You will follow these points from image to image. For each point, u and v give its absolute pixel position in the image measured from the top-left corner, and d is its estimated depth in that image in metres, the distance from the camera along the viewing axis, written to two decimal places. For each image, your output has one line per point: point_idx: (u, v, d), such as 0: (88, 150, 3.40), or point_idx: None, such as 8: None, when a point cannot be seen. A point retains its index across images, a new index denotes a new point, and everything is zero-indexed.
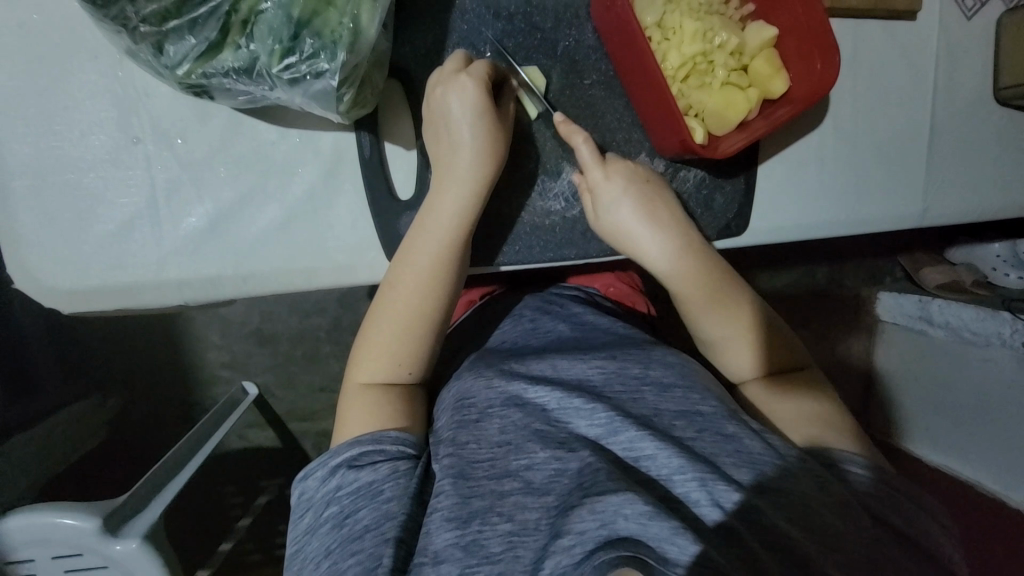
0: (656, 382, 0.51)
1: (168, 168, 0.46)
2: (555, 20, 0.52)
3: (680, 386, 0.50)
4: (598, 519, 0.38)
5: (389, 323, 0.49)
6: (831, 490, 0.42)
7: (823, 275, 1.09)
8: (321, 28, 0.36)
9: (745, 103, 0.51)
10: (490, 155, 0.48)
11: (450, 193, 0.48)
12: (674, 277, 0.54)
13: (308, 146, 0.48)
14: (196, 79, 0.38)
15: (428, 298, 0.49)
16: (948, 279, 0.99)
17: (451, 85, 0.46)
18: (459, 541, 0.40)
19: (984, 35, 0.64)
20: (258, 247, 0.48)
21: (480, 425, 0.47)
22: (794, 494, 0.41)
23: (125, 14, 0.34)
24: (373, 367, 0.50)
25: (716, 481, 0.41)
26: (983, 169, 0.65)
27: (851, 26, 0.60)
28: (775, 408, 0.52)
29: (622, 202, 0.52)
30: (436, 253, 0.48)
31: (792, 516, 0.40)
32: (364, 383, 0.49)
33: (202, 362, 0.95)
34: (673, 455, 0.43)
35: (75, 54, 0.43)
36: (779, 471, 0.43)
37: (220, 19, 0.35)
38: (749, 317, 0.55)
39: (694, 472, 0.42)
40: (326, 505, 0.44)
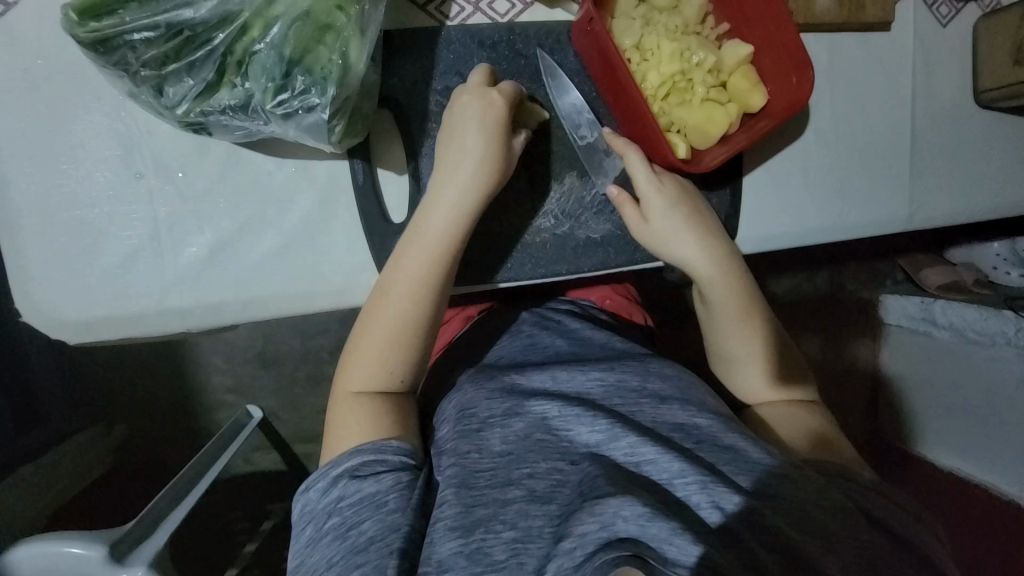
0: (653, 395, 0.52)
1: (170, 202, 0.47)
2: (538, 45, 0.54)
3: (677, 399, 0.51)
4: (599, 521, 0.38)
5: (379, 329, 0.49)
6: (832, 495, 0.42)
7: (825, 283, 1.10)
8: (311, 65, 0.38)
9: (726, 117, 0.53)
10: (490, 172, 0.49)
11: (451, 208, 0.49)
12: (717, 285, 0.55)
13: (304, 175, 0.50)
14: (194, 117, 0.40)
15: (416, 309, 0.49)
16: (951, 279, 0.99)
17: (474, 97, 0.48)
18: (462, 550, 0.40)
19: (958, 42, 0.66)
20: (258, 273, 0.49)
21: (482, 434, 0.47)
22: (799, 499, 0.41)
23: (127, 60, 0.37)
24: (364, 374, 0.50)
25: (716, 483, 0.42)
26: (968, 172, 0.67)
27: (827, 39, 0.62)
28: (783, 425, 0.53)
29: (670, 211, 0.53)
30: (431, 273, 0.49)
31: (795, 522, 0.40)
32: (357, 390, 0.50)
33: (206, 387, 0.96)
34: (673, 459, 0.44)
35: (84, 95, 0.45)
36: (775, 475, 0.43)
37: (216, 61, 0.37)
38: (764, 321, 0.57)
39: (696, 475, 0.42)
40: (328, 516, 0.44)
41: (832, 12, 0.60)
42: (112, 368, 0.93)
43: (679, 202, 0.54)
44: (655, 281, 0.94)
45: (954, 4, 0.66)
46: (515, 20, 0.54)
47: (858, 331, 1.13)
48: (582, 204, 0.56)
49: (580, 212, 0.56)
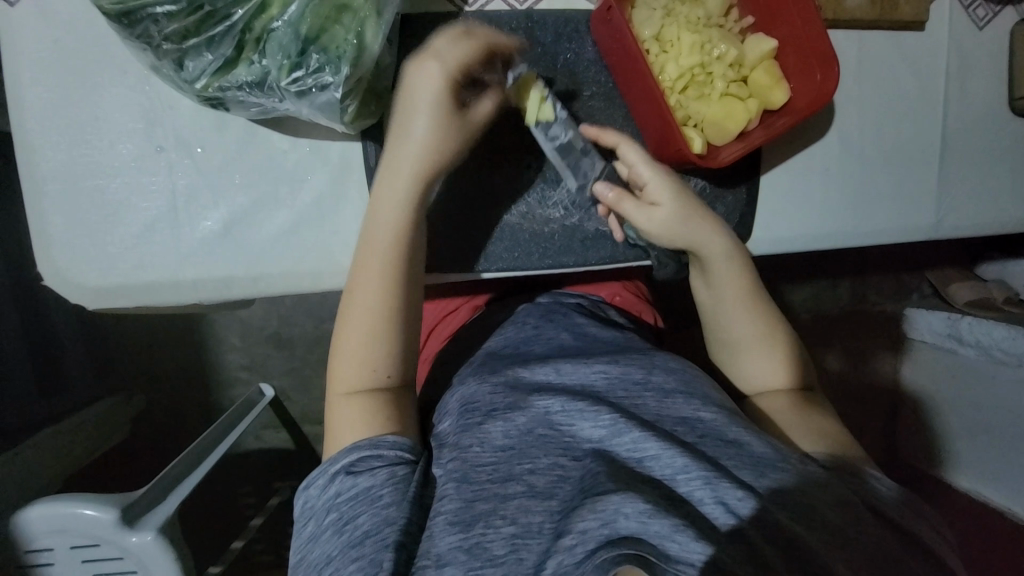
0: (656, 388, 0.51)
1: (188, 175, 0.49)
2: (556, 34, 0.54)
3: (682, 393, 0.51)
4: (600, 518, 0.38)
5: (355, 324, 0.50)
6: (837, 492, 0.42)
7: (837, 287, 1.08)
8: (326, 44, 0.39)
9: (745, 113, 0.52)
10: (436, 158, 0.48)
11: (395, 197, 0.49)
12: (725, 265, 0.55)
13: (318, 154, 0.50)
14: (213, 92, 0.41)
15: (381, 299, 0.49)
16: (977, 296, 0.95)
17: (416, 73, 0.47)
18: (462, 544, 0.41)
19: (997, 45, 0.63)
20: (268, 250, 0.50)
21: (483, 428, 0.47)
22: (804, 500, 0.41)
23: (149, 33, 0.37)
24: (348, 375, 0.50)
25: (720, 479, 0.41)
26: (1001, 180, 0.64)
27: (856, 37, 0.60)
28: (785, 414, 0.53)
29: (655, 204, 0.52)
30: (394, 262, 0.49)
31: (801, 518, 0.40)
32: (347, 392, 0.50)
33: (220, 363, 0.99)
34: (675, 455, 0.43)
35: (110, 69, 0.47)
36: (787, 478, 0.43)
37: (235, 37, 0.38)
38: (772, 319, 0.57)
39: (699, 471, 0.42)
40: (327, 512, 0.45)
41: (862, 8, 0.58)
42: (132, 338, 0.96)
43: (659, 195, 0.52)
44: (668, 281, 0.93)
45: (993, 6, 0.63)
46: (534, 8, 0.54)
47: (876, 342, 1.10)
48: (592, 197, 0.56)
49: (590, 204, 0.56)
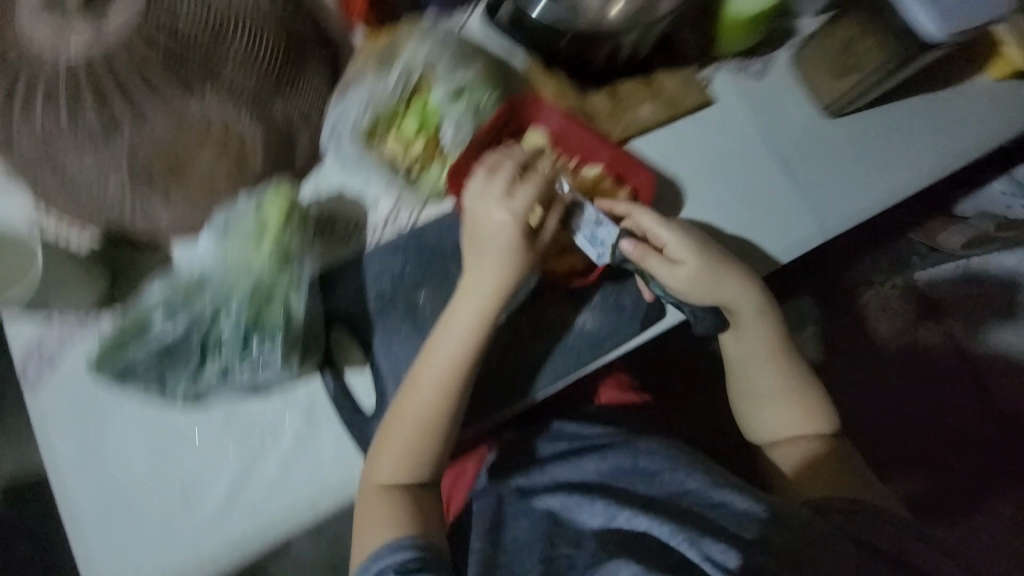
0: (645, 472, 0.61)
1: (191, 465, 0.58)
2: (438, 232, 0.66)
3: (668, 469, 0.60)
4: None
5: (401, 426, 0.57)
6: (811, 529, 0.50)
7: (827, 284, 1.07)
8: (263, 329, 0.52)
9: (604, 224, 0.64)
10: (493, 285, 0.58)
11: (454, 334, 0.58)
12: (737, 344, 0.66)
13: (287, 402, 0.60)
14: (193, 395, 0.53)
15: (426, 419, 0.57)
16: (969, 236, 0.99)
17: (495, 206, 0.57)
18: None
19: (785, 81, 0.77)
20: (268, 500, 0.57)
21: (506, 530, 0.62)
22: (782, 548, 0.49)
23: (138, 377, 0.51)
24: (387, 471, 0.57)
25: (705, 539, 0.51)
26: (852, 176, 0.75)
27: (666, 132, 0.73)
28: (795, 466, 0.65)
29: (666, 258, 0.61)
30: (449, 387, 0.57)
31: (784, 562, 0.48)
32: (379, 484, 0.57)
33: None
34: (663, 524, 0.53)
35: (115, 406, 0.59)
36: (762, 527, 0.51)
37: (199, 352, 0.52)
38: (794, 367, 0.67)
39: (683, 534, 0.52)
40: None
41: (656, 115, 0.72)
42: None
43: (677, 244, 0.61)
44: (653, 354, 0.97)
45: (762, 59, 0.77)
46: (415, 222, 0.66)
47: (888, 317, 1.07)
48: (517, 336, 0.65)
49: (518, 342, 0.64)
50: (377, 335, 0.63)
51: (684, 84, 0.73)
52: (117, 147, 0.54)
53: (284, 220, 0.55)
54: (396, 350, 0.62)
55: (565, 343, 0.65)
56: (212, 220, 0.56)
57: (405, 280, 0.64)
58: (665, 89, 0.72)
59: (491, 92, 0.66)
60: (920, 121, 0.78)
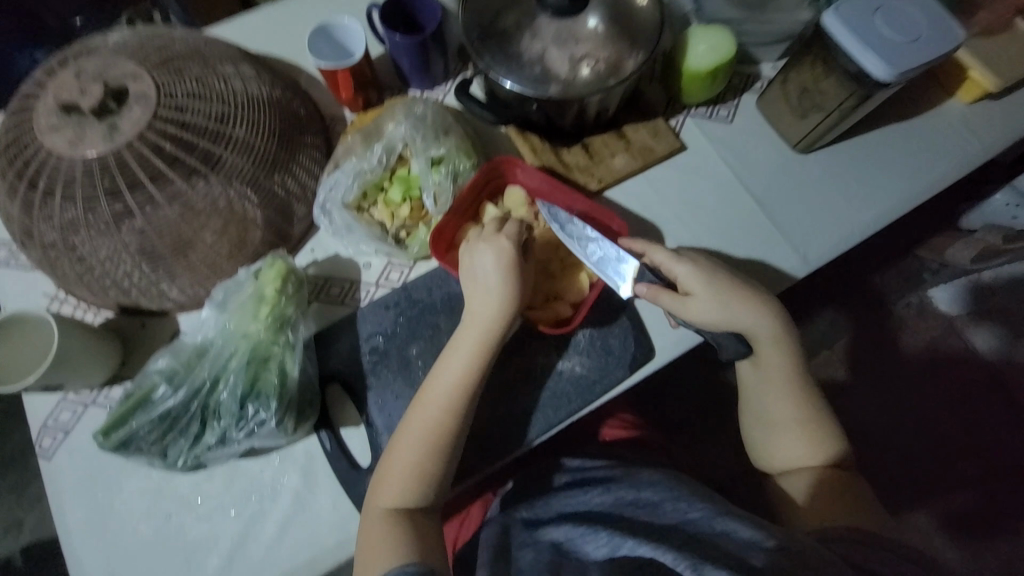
0: (647, 504, 0.54)
1: (193, 527, 0.59)
2: (427, 287, 0.69)
3: (669, 499, 0.53)
4: None
5: (408, 450, 0.57)
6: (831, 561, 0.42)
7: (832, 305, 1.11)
8: (257, 393, 0.55)
9: (583, 273, 0.67)
10: (491, 311, 0.60)
11: (455, 363, 0.59)
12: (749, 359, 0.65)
13: (285, 460, 0.62)
14: (192, 461, 0.55)
15: (429, 444, 0.56)
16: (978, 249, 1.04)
17: (490, 241, 0.61)
18: None
19: (754, 123, 0.81)
20: (266, 561, 0.58)
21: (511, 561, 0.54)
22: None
23: (140, 447, 0.53)
24: (391, 493, 0.56)
25: (706, 565, 0.42)
26: (828, 206, 0.77)
27: (642, 179, 0.77)
28: (806, 498, 0.60)
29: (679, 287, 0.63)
30: (451, 413, 0.57)
31: None
32: (387, 508, 0.55)
33: None
34: (665, 552, 0.44)
35: (122, 473, 0.61)
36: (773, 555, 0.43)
37: (198, 418, 0.54)
38: (814, 408, 0.64)
39: (685, 561, 0.42)
40: None
41: (629, 164, 0.76)
42: None
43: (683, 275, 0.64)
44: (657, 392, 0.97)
45: (730, 104, 0.82)
46: (406, 280, 0.70)
47: (904, 334, 1.10)
48: (507, 384, 0.66)
49: (510, 390, 0.66)
50: (371, 392, 0.64)
51: (653, 135, 0.78)
52: (126, 231, 0.59)
53: (279, 288, 0.59)
54: (390, 406, 0.64)
55: (555, 391, 0.66)
56: (214, 292, 0.60)
57: (397, 336, 0.67)
58: (635, 141, 0.77)
59: (469, 160, 0.70)
60: (892, 150, 0.80)
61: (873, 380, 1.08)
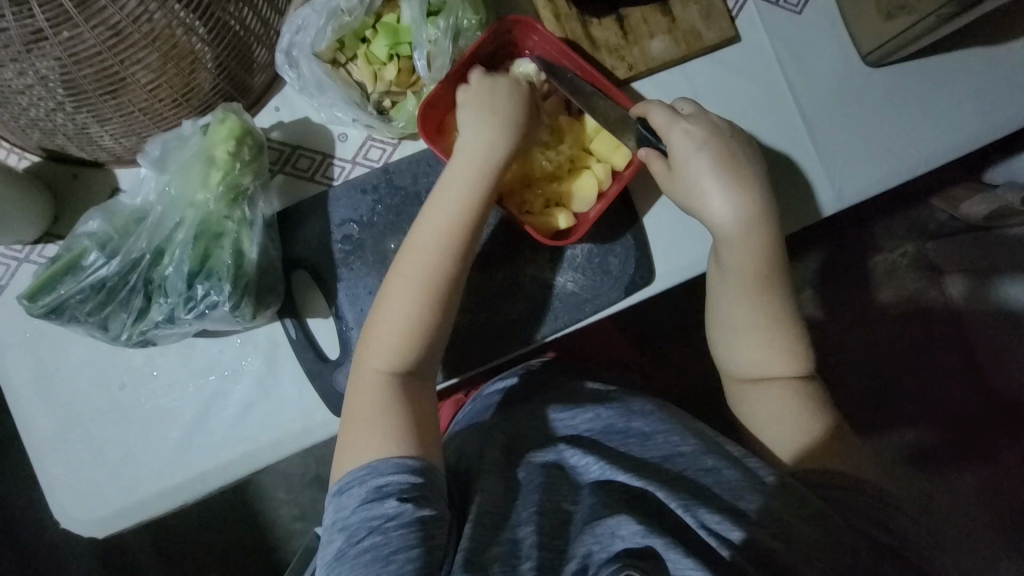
0: (639, 433, 0.56)
1: (150, 399, 0.57)
2: (412, 174, 0.60)
3: (662, 432, 0.55)
4: (600, 542, 0.46)
5: (397, 304, 0.51)
6: (813, 506, 0.45)
7: (841, 252, 0.93)
8: (209, 273, 0.48)
9: (593, 178, 0.58)
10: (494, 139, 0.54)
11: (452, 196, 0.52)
12: (734, 245, 0.57)
13: (248, 343, 0.58)
14: (136, 338, 0.49)
15: (425, 290, 0.51)
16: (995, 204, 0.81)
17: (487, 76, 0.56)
18: None
19: (825, 18, 0.67)
20: (230, 437, 0.57)
21: (505, 476, 0.54)
22: (784, 514, 0.45)
23: (75, 316, 0.47)
24: (381, 365, 0.51)
25: (698, 506, 0.47)
26: (885, 133, 0.66)
27: (679, 72, 0.64)
28: (774, 411, 0.55)
29: (698, 148, 0.56)
30: (447, 248, 0.51)
31: (784, 536, 0.44)
32: (381, 381, 0.50)
33: (275, 521, 1.05)
34: (658, 490, 0.49)
35: (68, 338, 0.57)
36: (763, 493, 0.47)
37: (140, 292, 0.48)
38: (785, 316, 0.57)
39: (680, 500, 0.47)
40: (365, 527, 0.43)
41: (668, 51, 0.63)
42: (193, 523, 1.04)
43: (706, 142, 0.56)
44: (647, 313, 0.93)
45: None
46: (388, 161, 0.60)
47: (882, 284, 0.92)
48: (493, 293, 0.61)
49: (492, 300, 0.61)
50: (341, 283, 0.59)
51: (704, 17, 0.63)
52: (40, 59, 0.45)
53: (232, 151, 0.49)
54: (362, 301, 0.58)
55: (540, 305, 0.61)
56: (151, 145, 0.50)
57: (374, 226, 0.59)
58: (681, 21, 0.63)
59: (476, 16, 0.56)
60: (976, 75, 0.67)
61: (875, 325, 0.92)
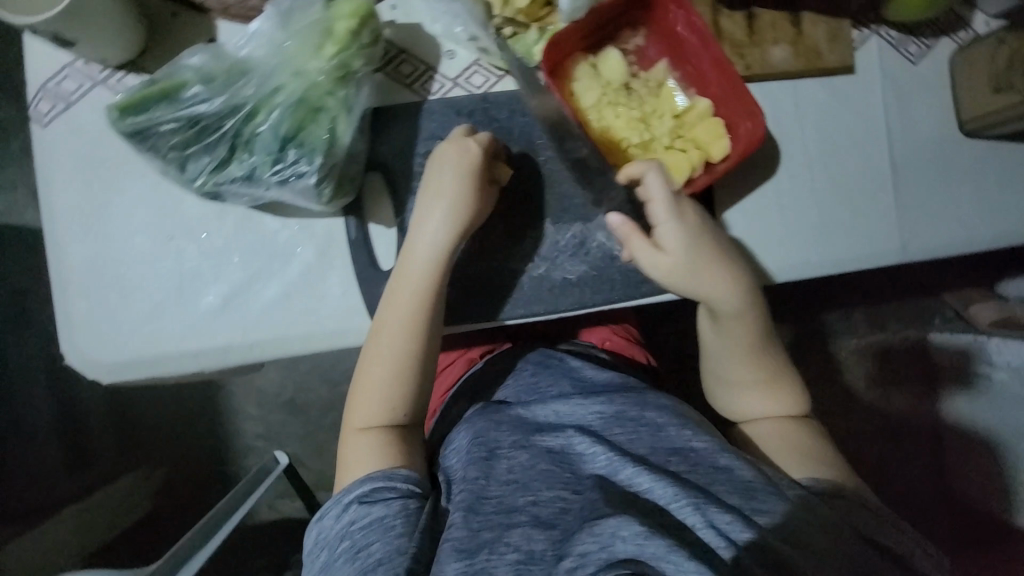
0: (651, 423, 0.55)
1: (193, 259, 0.55)
2: (510, 110, 0.59)
3: (675, 425, 0.54)
4: (598, 542, 0.43)
5: (382, 361, 0.54)
6: (818, 513, 0.46)
7: (833, 327, 1.07)
8: (303, 140, 0.46)
9: (687, 164, 0.57)
10: (466, 220, 0.54)
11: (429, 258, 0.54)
12: (722, 316, 0.58)
13: (304, 231, 0.56)
14: (209, 187, 0.48)
15: (407, 346, 0.54)
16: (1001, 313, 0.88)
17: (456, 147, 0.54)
18: (467, 569, 0.44)
19: (935, 77, 0.67)
20: (264, 318, 0.56)
21: (491, 462, 0.52)
22: (792, 530, 0.44)
23: (158, 147, 0.46)
24: (365, 410, 0.55)
25: (708, 503, 0.45)
26: (967, 201, 0.67)
27: (790, 86, 0.64)
28: (771, 446, 0.57)
29: (683, 235, 0.55)
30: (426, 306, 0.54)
31: (787, 538, 0.43)
32: (361, 426, 0.55)
33: (236, 432, 1.03)
34: (667, 485, 0.46)
35: (126, 176, 0.55)
36: (771, 514, 0.45)
37: (228, 142, 0.46)
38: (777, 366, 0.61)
39: (687, 497, 0.45)
40: (340, 539, 0.49)
41: (787, 62, 0.63)
42: (160, 410, 1.02)
43: (687, 234, 0.55)
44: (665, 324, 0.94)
45: (925, 42, 0.67)
46: (489, 90, 0.59)
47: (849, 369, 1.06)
48: (558, 248, 0.59)
49: (556, 255, 0.59)
50: (413, 197, 0.57)
51: (829, 40, 0.64)
52: None
53: (353, 30, 0.47)
54: None
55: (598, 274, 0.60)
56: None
57: None
58: (807, 37, 0.63)
59: None
60: None
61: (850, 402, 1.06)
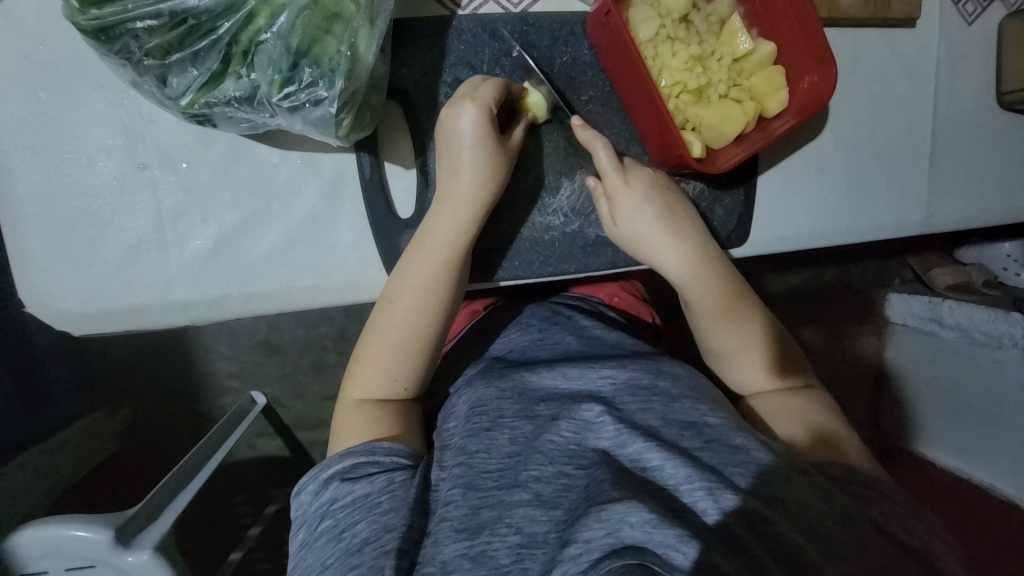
0: (664, 393, 0.46)
1: (174, 194, 0.47)
2: (551, 38, 0.51)
3: (689, 397, 0.46)
4: (605, 527, 0.34)
5: (389, 334, 0.48)
6: (836, 502, 0.39)
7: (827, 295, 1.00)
8: (319, 57, 0.37)
9: (743, 116, 0.51)
10: (491, 181, 0.47)
11: (453, 221, 0.47)
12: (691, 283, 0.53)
13: (309, 168, 0.48)
14: (199, 108, 0.40)
15: (419, 319, 0.48)
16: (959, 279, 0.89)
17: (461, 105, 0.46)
18: (467, 552, 0.37)
19: (986, 40, 0.63)
20: (264, 267, 0.49)
21: (492, 434, 0.43)
22: (810, 509, 0.37)
23: (129, 48, 0.36)
24: (365, 385, 0.48)
25: (721, 489, 0.37)
26: (993, 174, 0.65)
27: (849, 35, 0.60)
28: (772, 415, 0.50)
29: (642, 205, 0.51)
30: (442, 279, 0.47)
31: (804, 529, 0.36)
32: (358, 399, 0.48)
33: (208, 372, 0.92)
34: (679, 464, 0.39)
35: (84, 85, 0.44)
36: (780, 479, 0.39)
37: (223, 52, 0.37)
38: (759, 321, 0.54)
39: (701, 481, 0.38)
40: (320, 518, 0.42)
41: (854, 6, 0.57)
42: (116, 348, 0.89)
43: (649, 199, 0.51)
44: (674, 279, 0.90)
45: (982, 1, 0.63)
46: (528, 11, 0.51)
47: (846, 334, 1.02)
48: (591, 202, 0.54)
49: (590, 211, 0.54)
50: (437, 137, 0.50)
51: None
52: None
53: None
54: None
55: None
56: None
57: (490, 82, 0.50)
58: None
59: None
60: None
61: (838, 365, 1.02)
